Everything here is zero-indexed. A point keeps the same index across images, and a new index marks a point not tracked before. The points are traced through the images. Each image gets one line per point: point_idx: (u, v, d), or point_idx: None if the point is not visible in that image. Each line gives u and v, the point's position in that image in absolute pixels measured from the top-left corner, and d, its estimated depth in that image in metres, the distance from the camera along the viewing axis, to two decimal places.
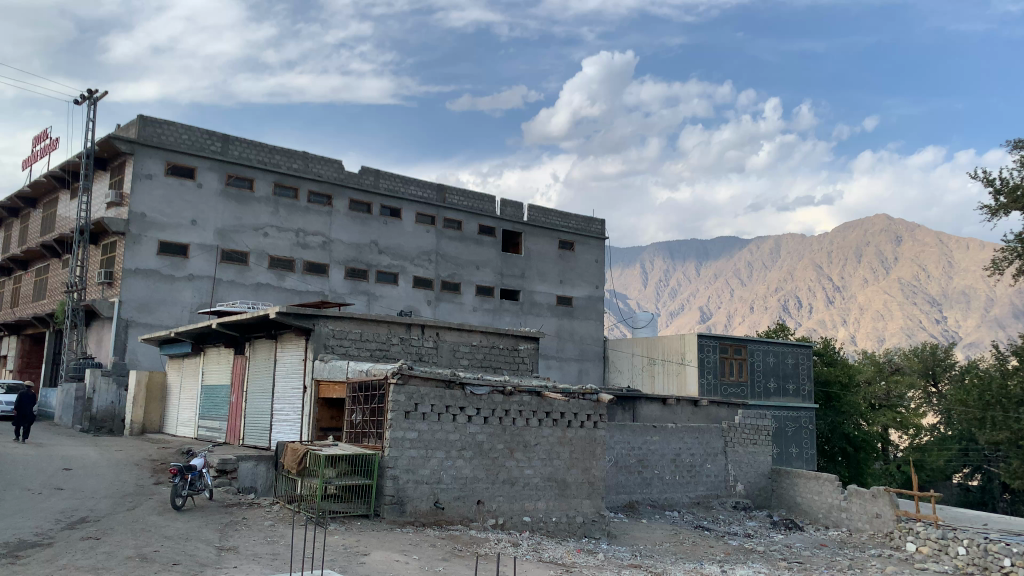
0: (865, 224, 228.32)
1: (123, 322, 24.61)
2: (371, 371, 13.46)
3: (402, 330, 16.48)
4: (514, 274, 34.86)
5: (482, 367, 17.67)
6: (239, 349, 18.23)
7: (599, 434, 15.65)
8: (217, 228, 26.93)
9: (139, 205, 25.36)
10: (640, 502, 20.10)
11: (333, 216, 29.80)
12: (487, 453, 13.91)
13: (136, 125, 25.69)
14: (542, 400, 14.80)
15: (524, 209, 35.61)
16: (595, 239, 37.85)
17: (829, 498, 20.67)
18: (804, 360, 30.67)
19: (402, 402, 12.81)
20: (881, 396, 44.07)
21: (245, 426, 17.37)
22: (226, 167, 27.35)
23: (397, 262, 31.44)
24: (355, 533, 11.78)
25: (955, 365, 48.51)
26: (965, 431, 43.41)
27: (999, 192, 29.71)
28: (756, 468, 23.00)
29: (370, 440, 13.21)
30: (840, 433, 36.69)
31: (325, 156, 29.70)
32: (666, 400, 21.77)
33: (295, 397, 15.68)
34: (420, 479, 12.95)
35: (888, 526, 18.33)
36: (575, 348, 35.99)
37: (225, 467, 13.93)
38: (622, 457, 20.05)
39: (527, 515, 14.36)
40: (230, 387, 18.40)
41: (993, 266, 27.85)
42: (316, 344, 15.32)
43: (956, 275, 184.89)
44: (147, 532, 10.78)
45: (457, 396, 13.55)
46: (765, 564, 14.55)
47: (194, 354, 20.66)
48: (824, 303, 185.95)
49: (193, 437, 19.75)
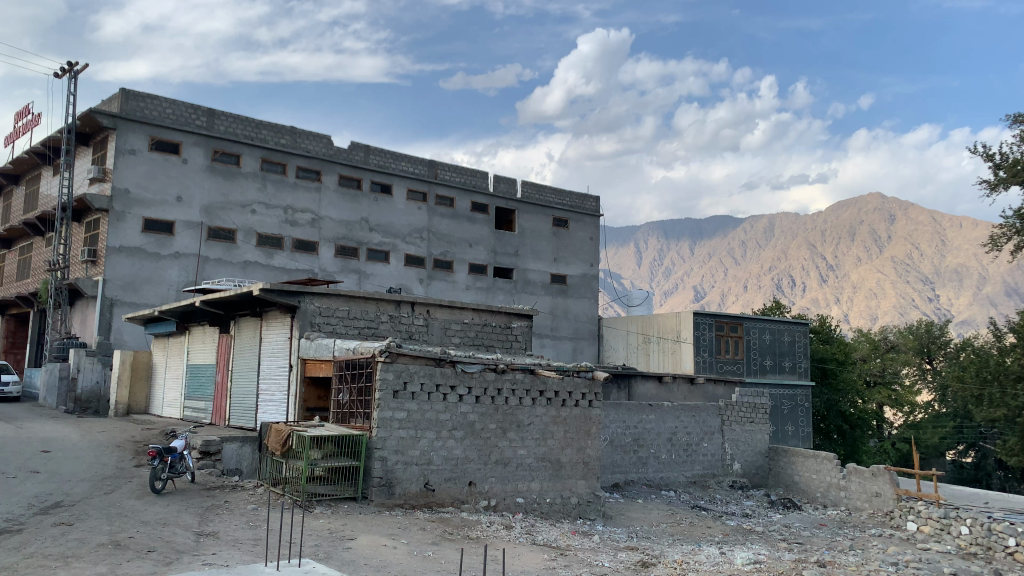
0: (860, 202, 228.00)
1: (108, 301, 24.02)
2: (358, 348, 12.99)
3: (391, 307, 16.00)
4: (508, 252, 34.34)
5: (474, 345, 17.22)
6: (223, 328, 17.73)
7: (595, 413, 15.23)
8: (203, 204, 26.31)
9: (122, 181, 24.71)
10: (636, 482, 19.78)
11: (322, 192, 29.18)
12: (479, 433, 13.50)
13: (118, 99, 24.96)
14: (535, 378, 14.36)
15: (517, 185, 35.02)
16: (589, 216, 37.30)
17: (827, 476, 20.36)
18: (801, 338, 30.25)
19: (390, 381, 12.34)
20: (876, 373, 43.85)
21: (230, 407, 16.91)
22: (212, 142, 26.68)
23: (388, 239, 30.88)
24: (341, 516, 11.36)
25: (950, 343, 48.31)
26: (960, 407, 43.26)
27: (998, 166, 29.22)
28: (753, 447, 22.67)
29: (358, 420, 12.76)
30: (836, 411, 36.53)
31: (314, 131, 29.02)
32: (662, 378, 21.20)
33: (281, 377, 15.21)
34: (409, 460, 12.51)
35: (888, 505, 18.04)
36: (569, 326, 35.57)
37: (209, 449, 13.56)
38: (617, 436, 19.71)
39: (521, 497, 13.96)
40: (216, 367, 17.93)
41: (991, 243, 27.42)
42: (302, 321, 14.82)
43: (950, 253, 184.91)
44: (123, 518, 10.34)
45: (448, 374, 13.10)
46: (765, 545, 14.22)
47: (179, 333, 20.15)
48: (817, 282, 185.99)
49: (178, 419, 19.28)
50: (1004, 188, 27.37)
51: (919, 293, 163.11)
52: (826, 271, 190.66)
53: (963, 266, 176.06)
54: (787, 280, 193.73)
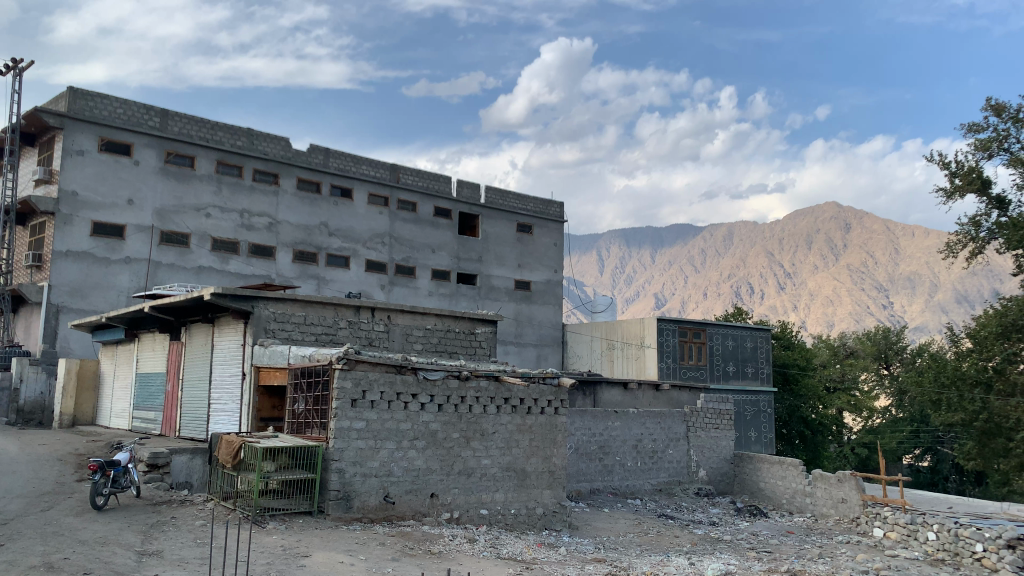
0: (817, 211, 232.17)
1: (53, 308, 23.00)
2: (314, 355, 12.45)
3: (350, 313, 15.48)
4: (471, 257, 33.89)
5: (436, 351, 16.74)
6: (174, 335, 17.00)
7: (560, 420, 14.86)
8: (155, 208, 25.43)
9: (69, 183, 23.75)
10: (602, 490, 19.45)
11: (280, 195, 28.46)
12: (441, 443, 13.02)
13: (66, 98, 24.01)
14: (500, 385, 13.94)
15: (481, 190, 34.61)
16: (553, 222, 37.04)
17: (793, 483, 20.24)
18: (763, 344, 30.28)
19: (348, 390, 11.82)
20: (836, 379, 44.21)
21: (181, 417, 16.17)
22: (164, 143, 25.82)
23: (348, 244, 30.24)
24: (296, 532, 10.78)
25: (906, 348, 48.99)
26: (917, 412, 43.87)
27: (955, 175, 29.66)
28: (719, 453, 22.49)
29: (313, 431, 12.20)
30: (798, 417, 36.77)
31: (272, 133, 28.31)
32: (628, 385, 21.20)
33: (233, 385, 14.57)
34: (368, 472, 11.98)
35: (854, 511, 17.94)
36: (533, 333, 35.23)
37: (157, 462, 12.82)
38: (583, 444, 19.34)
39: (484, 508, 13.51)
40: (166, 375, 17.17)
41: (947, 249, 27.74)
42: (256, 327, 14.19)
43: (904, 260, 189.00)
44: (59, 537, 9.64)
45: (409, 381, 12.61)
46: (734, 555, 13.95)
47: (128, 340, 19.31)
48: (775, 289, 188.78)
49: (127, 430, 18.44)
50: (960, 196, 27.74)
51: (874, 300, 166.44)
52: (784, 279, 193.53)
53: (916, 274, 180.16)
54: (746, 288, 196.23)
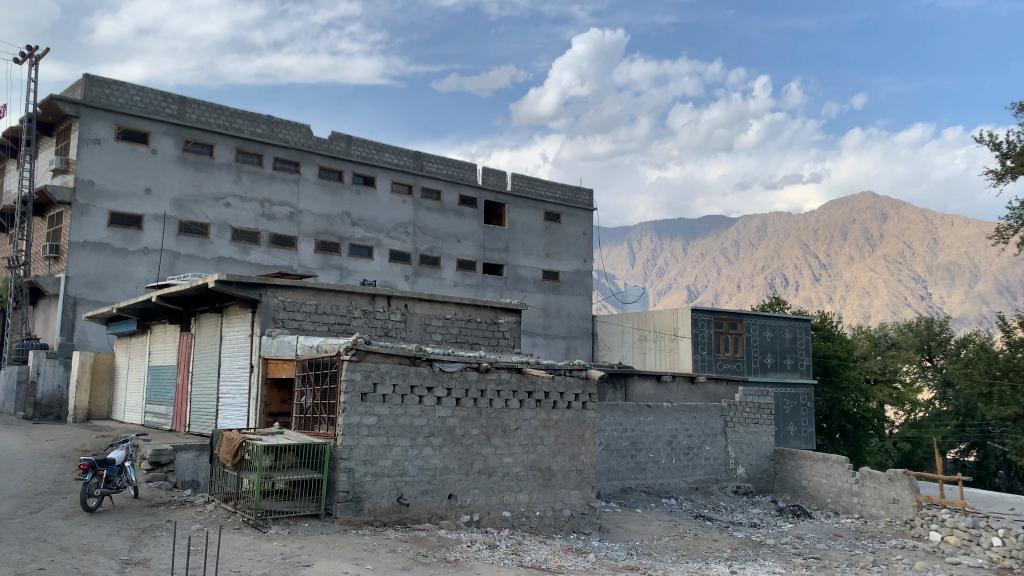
0: (853, 201, 227.45)
1: (71, 300, 22.50)
2: (322, 346, 11.57)
3: (364, 302, 14.62)
4: (497, 247, 32.93)
5: (457, 343, 15.83)
6: (185, 326, 16.31)
7: (589, 416, 13.83)
8: (173, 197, 24.87)
9: (86, 172, 23.22)
10: (634, 489, 18.39)
11: (301, 184, 27.73)
12: (460, 440, 12.08)
13: (81, 86, 23.46)
14: (523, 378, 12.94)
15: (507, 177, 33.60)
16: (582, 210, 35.91)
17: (839, 481, 19.02)
18: (803, 335, 28.88)
19: (357, 383, 10.91)
20: (877, 371, 42.50)
21: (190, 412, 15.45)
22: (183, 131, 25.22)
23: (371, 234, 29.46)
24: (300, 538, 9.90)
25: (950, 340, 47.14)
26: (962, 406, 42.14)
27: (1004, 157, 28.05)
28: (758, 449, 21.30)
29: (321, 427, 11.33)
30: (839, 411, 35.29)
31: (292, 121, 27.58)
32: (661, 377, 19.97)
33: (241, 378, 13.81)
34: (380, 471, 11.08)
35: (908, 513, 16.68)
36: (562, 324, 34.15)
37: (160, 460, 12.18)
38: (614, 440, 18.29)
39: (507, 510, 12.57)
40: (177, 368, 16.48)
41: (997, 234, 26.13)
42: (264, 317, 13.37)
43: (944, 249, 184.24)
44: (40, 544, 8.88)
45: (424, 374, 11.69)
46: (780, 562, 12.84)
47: (141, 332, 18.67)
48: (810, 280, 185.43)
49: (139, 425, 17.80)
50: (1011, 178, 26.06)
51: (911, 290, 162.67)
52: (819, 269, 189.92)
53: (956, 263, 175.59)
54: (780, 279, 193.01)
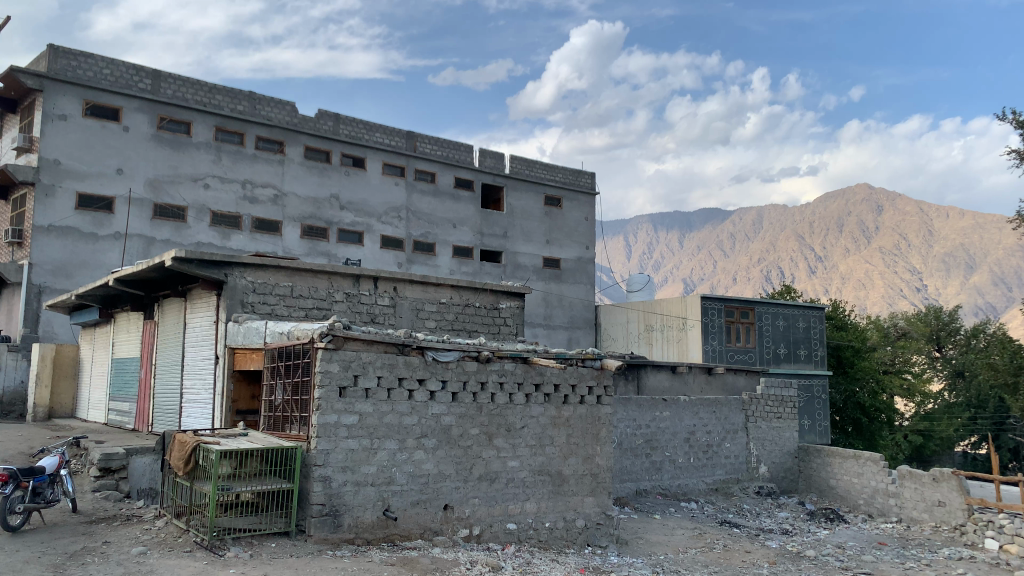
0: (852, 192, 226.00)
1: (35, 289, 20.67)
2: (292, 332, 9.85)
3: (348, 283, 12.90)
4: (495, 233, 31.18)
5: (453, 330, 14.13)
6: (147, 313, 14.60)
7: (604, 412, 12.10)
8: (148, 178, 23.08)
9: (50, 151, 21.37)
10: (649, 491, 16.73)
11: (286, 165, 25.96)
12: (457, 442, 10.36)
13: (46, 57, 21.55)
14: (528, 368, 11.23)
15: (504, 160, 31.82)
16: (584, 194, 34.11)
17: (873, 480, 17.39)
18: (818, 323, 27.06)
19: (335, 375, 9.17)
20: (888, 362, 40.82)
21: (153, 409, 13.71)
22: (157, 107, 23.38)
23: (361, 219, 27.72)
24: (263, 563, 8.10)
25: (960, 330, 45.54)
26: (974, 397, 40.55)
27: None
28: (782, 446, 19.60)
29: (293, 428, 9.59)
30: (853, 403, 33.56)
31: (276, 98, 25.75)
32: (676, 368, 18.18)
33: (206, 372, 12.09)
34: (362, 480, 9.34)
35: (956, 517, 15.06)
36: (564, 314, 32.40)
37: (111, 465, 10.48)
38: (627, 438, 16.57)
39: (512, 522, 10.88)
40: (141, 361, 14.76)
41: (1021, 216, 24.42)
42: (230, 301, 11.62)
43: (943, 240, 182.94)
44: None
45: (414, 364, 9.98)
46: None
47: (105, 321, 16.90)
48: (806, 271, 184.12)
49: (103, 424, 16.03)
50: None
51: (908, 281, 161.29)
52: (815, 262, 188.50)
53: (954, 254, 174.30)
54: (778, 270, 191.52)
